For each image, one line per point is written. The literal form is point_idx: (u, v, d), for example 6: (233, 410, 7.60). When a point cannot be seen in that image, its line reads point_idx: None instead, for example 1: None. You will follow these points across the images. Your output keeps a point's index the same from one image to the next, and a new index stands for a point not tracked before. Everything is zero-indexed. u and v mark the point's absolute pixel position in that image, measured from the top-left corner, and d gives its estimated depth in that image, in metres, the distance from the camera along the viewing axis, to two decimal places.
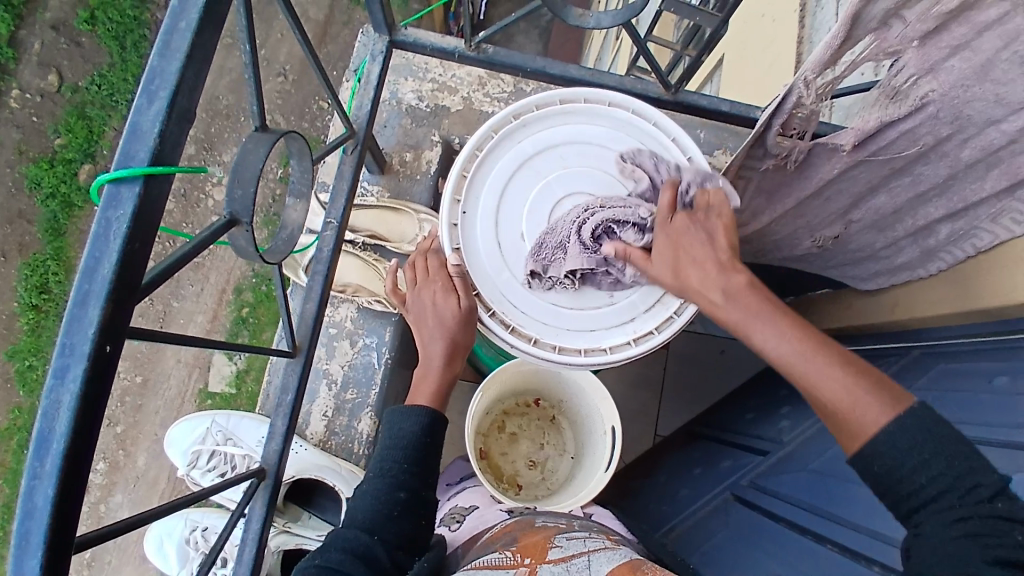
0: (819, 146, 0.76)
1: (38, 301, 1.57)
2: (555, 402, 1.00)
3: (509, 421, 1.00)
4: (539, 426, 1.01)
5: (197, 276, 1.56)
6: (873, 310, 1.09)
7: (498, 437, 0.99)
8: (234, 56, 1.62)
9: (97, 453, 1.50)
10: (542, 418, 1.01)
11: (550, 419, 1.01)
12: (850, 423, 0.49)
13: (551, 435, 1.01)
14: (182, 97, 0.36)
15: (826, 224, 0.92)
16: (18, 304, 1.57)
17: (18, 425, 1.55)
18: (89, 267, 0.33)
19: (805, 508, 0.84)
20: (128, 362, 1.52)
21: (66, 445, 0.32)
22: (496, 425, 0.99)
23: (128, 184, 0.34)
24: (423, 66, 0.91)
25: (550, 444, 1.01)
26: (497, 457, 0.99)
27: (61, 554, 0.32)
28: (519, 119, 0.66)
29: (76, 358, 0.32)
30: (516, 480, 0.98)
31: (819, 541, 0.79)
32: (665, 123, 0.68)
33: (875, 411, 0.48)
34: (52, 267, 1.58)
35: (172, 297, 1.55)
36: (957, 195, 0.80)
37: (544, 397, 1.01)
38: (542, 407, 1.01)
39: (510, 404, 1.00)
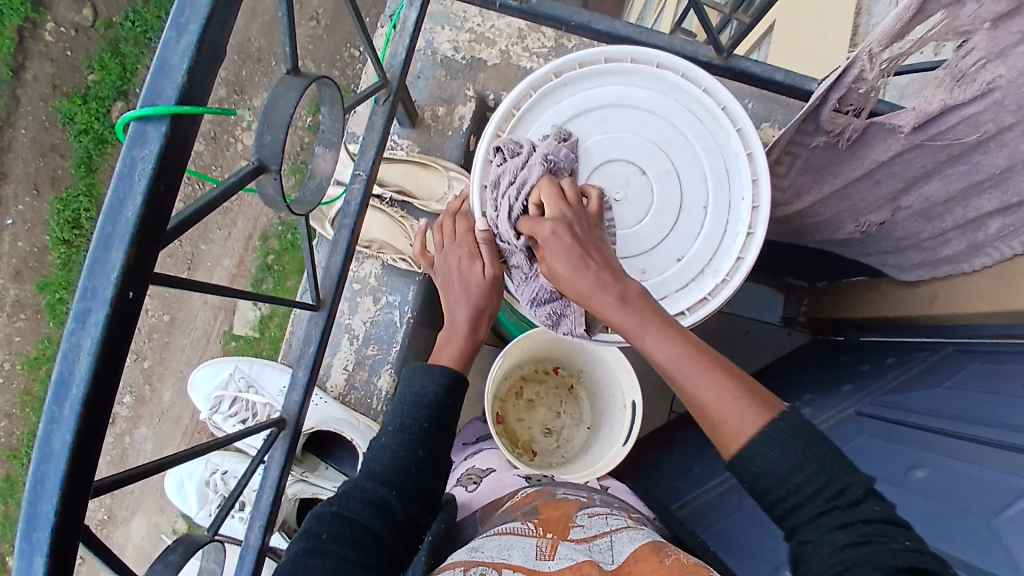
0: (875, 125, 0.72)
1: (69, 236, 1.60)
2: (575, 371, 0.99)
3: (527, 387, 0.99)
4: (556, 394, 1.00)
5: (225, 221, 1.56)
6: (909, 301, 1.05)
7: (516, 402, 0.99)
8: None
9: (125, 386, 1.54)
10: (560, 386, 1.01)
11: (568, 388, 1.00)
12: (726, 427, 0.49)
13: (568, 404, 1.00)
14: (212, 32, 0.34)
15: (873, 209, 0.87)
16: (51, 238, 1.60)
17: (48, 354, 1.60)
18: (114, 208, 0.32)
19: None
20: (156, 300, 1.54)
21: (84, 392, 0.31)
22: (514, 390, 0.98)
23: (156, 123, 0.32)
24: (462, 16, 0.87)
25: (568, 413, 1.00)
26: (513, 423, 0.98)
27: (77, 500, 0.32)
28: (560, 77, 0.63)
29: (98, 302, 0.31)
30: (531, 445, 0.98)
31: None
32: (717, 89, 0.63)
33: (749, 415, 0.49)
34: (84, 203, 1.60)
35: (199, 240, 1.56)
36: (1014, 188, 0.75)
37: (564, 365, 1.00)
38: (561, 375, 1.01)
39: (529, 369, 0.99)
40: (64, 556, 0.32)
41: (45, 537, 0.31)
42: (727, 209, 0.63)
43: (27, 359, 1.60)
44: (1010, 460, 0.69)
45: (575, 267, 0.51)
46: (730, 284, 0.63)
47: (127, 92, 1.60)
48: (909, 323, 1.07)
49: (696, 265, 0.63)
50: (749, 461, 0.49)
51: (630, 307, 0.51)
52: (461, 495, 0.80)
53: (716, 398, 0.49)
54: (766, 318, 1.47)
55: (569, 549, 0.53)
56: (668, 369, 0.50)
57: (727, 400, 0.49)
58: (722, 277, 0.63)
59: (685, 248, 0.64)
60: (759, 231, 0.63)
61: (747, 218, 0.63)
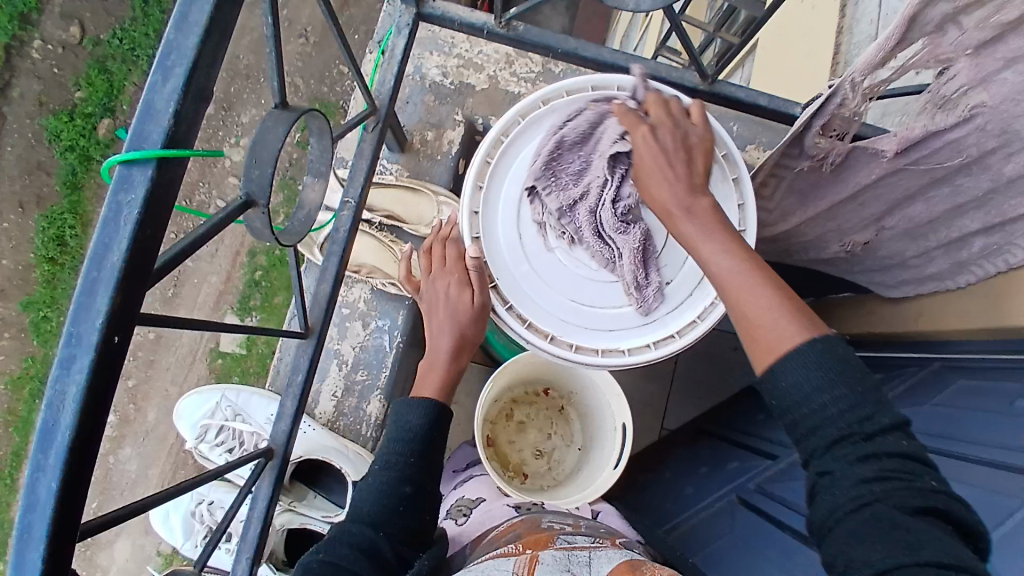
0: (859, 150, 0.73)
1: (54, 254, 1.57)
2: (565, 393, 0.99)
3: (517, 409, 0.99)
4: (547, 415, 1.00)
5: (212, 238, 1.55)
6: (894, 318, 1.06)
7: (506, 425, 0.98)
8: (256, 16, 1.59)
9: None
10: (550, 407, 1.00)
11: (559, 409, 1.00)
12: (765, 335, 0.49)
13: (559, 425, 1.00)
14: (199, 74, 0.34)
15: (858, 229, 0.89)
16: (35, 256, 1.57)
17: (31, 375, 1.57)
18: (98, 254, 0.32)
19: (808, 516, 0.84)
20: None
21: (70, 439, 0.31)
22: (505, 413, 0.98)
23: (142, 167, 0.32)
24: (449, 41, 0.88)
25: (558, 434, 1.00)
26: (504, 445, 0.98)
27: (64, 546, 0.31)
28: (548, 105, 0.63)
29: (82, 348, 0.31)
30: (522, 468, 0.98)
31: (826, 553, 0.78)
32: (702, 115, 0.64)
33: (791, 328, 0.48)
34: (69, 221, 1.58)
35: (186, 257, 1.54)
36: (996, 209, 0.77)
37: (554, 387, 0.99)
38: (552, 398, 1.00)
39: (519, 392, 0.98)
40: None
41: None
42: None
43: (10, 379, 1.57)
44: (1000, 480, 0.69)
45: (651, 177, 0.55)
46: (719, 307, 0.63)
47: (113, 109, 1.60)
48: (894, 339, 1.09)
49: (686, 288, 0.63)
50: (782, 377, 0.48)
51: (697, 217, 0.53)
52: (449, 529, 0.79)
53: (754, 307, 0.50)
54: None
55: (548, 567, 0.53)
56: (723, 279, 0.52)
57: (776, 317, 0.49)
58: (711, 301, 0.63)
59: (675, 271, 0.63)
60: None
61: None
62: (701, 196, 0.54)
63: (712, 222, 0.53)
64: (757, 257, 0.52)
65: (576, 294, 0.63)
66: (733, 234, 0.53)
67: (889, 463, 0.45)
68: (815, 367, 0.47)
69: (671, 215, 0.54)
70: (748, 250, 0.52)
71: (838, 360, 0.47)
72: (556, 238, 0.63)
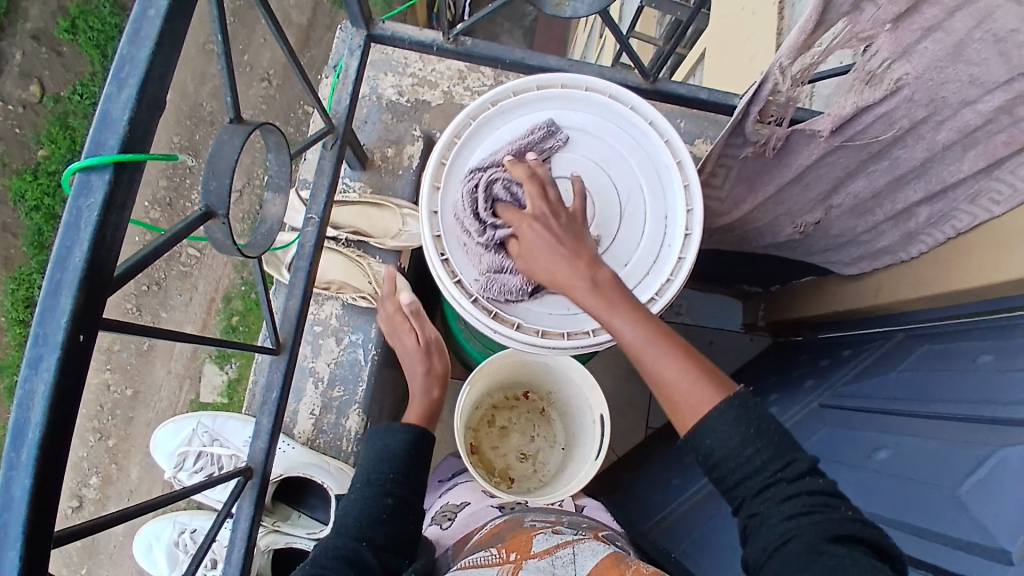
0: (797, 132, 0.77)
1: (25, 315, 1.55)
2: (544, 394, 1.01)
3: (499, 415, 1.00)
4: (528, 418, 1.01)
5: (185, 286, 1.55)
6: (855, 295, 1.10)
7: (488, 431, 0.99)
8: (215, 62, 1.62)
9: (90, 467, 1.49)
10: (531, 410, 1.02)
11: (540, 411, 1.02)
12: (686, 403, 0.53)
13: (541, 426, 1.01)
14: (152, 84, 0.36)
15: (807, 210, 0.93)
16: (5, 319, 1.55)
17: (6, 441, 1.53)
18: (61, 257, 0.33)
19: None
20: (117, 374, 1.52)
21: (43, 434, 0.32)
22: (487, 419, 0.99)
23: (100, 173, 0.34)
24: (403, 61, 0.91)
25: (541, 436, 1.01)
26: (488, 451, 0.99)
27: (40, 545, 0.32)
28: (498, 105, 0.66)
29: (50, 348, 0.32)
30: (508, 473, 0.98)
31: None
32: (643, 107, 0.67)
33: (709, 393, 0.52)
34: (38, 279, 1.56)
35: (160, 308, 1.54)
36: (935, 177, 0.82)
37: (533, 389, 1.01)
38: (531, 400, 1.02)
39: (498, 397, 1.00)
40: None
41: None
42: (664, 220, 0.66)
43: None
44: (955, 431, 0.71)
45: (550, 249, 0.56)
46: (675, 283, 0.65)
47: None
48: (859, 315, 1.12)
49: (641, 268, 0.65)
50: (706, 436, 0.53)
51: (600, 290, 0.55)
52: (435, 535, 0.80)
53: (674, 376, 0.53)
54: (727, 327, 1.52)
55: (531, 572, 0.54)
56: (634, 349, 0.54)
57: (690, 385, 0.53)
58: (666, 278, 0.65)
59: (630, 254, 0.66)
60: (695, 232, 0.65)
61: (683, 222, 0.65)
62: (596, 264, 0.57)
63: (610, 295, 0.55)
64: (659, 321, 0.55)
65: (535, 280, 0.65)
66: (635, 304, 0.56)
67: (809, 499, 0.51)
68: (734, 424, 0.52)
69: (575, 289, 0.55)
70: (649, 313, 0.55)
71: (749, 413, 0.53)
72: None
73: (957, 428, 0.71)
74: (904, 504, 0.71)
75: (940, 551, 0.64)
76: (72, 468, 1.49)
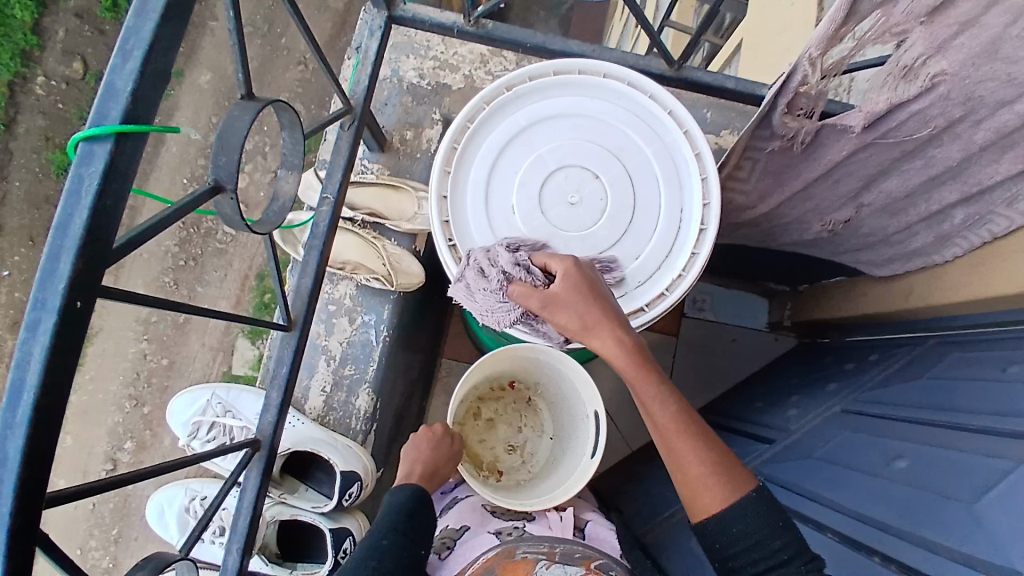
0: (827, 127, 0.74)
1: None
2: (530, 385, 1.00)
3: (484, 407, 1.00)
4: (515, 409, 1.02)
5: (221, 262, 1.59)
6: (885, 298, 1.07)
7: (475, 424, 0.99)
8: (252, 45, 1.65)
9: (125, 431, 1.55)
10: (518, 401, 1.02)
11: (526, 401, 1.02)
12: (709, 490, 0.59)
13: (528, 417, 1.02)
14: (155, 58, 0.37)
15: (836, 207, 0.90)
16: None
17: None
18: (62, 224, 0.34)
19: (806, 494, 0.85)
20: (155, 345, 1.57)
21: (38, 394, 0.33)
22: (472, 413, 0.99)
23: (103, 144, 0.34)
24: (425, 44, 0.90)
25: (529, 426, 1.01)
26: (475, 445, 0.99)
27: (31, 499, 0.34)
28: (512, 91, 0.64)
29: (47, 311, 0.33)
30: (496, 466, 0.98)
31: (817, 528, 0.79)
32: (662, 96, 0.65)
33: (729, 486, 0.59)
34: None
35: (196, 282, 1.58)
36: (971, 178, 0.78)
37: (519, 380, 1.00)
38: (518, 390, 1.01)
39: (484, 390, 0.99)
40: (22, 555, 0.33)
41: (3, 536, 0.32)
42: (679, 214, 0.65)
43: None
44: (976, 441, 0.68)
45: (590, 321, 0.56)
46: (686, 279, 0.64)
47: None
48: (888, 318, 1.09)
49: (653, 262, 0.64)
50: (729, 525, 0.58)
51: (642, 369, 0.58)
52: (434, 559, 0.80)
53: (699, 466, 0.59)
54: (751, 325, 1.49)
55: None
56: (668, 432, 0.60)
57: (713, 475, 0.59)
58: (678, 273, 0.64)
59: (642, 248, 0.64)
60: (711, 226, 0.64)
61: (700, 216, 0.64)
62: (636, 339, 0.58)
63: (648, 377, 0.58)
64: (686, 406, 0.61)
65: None
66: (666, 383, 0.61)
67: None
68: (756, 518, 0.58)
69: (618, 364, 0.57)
70: (677, 399, 0.61)
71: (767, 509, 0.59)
72: (524, 220, 0.64)
73: (977, 439, 0.68)
74: (907, 509, 0.68)
75: (932, 558, 0.61)
76: (109, 432, 1.56)
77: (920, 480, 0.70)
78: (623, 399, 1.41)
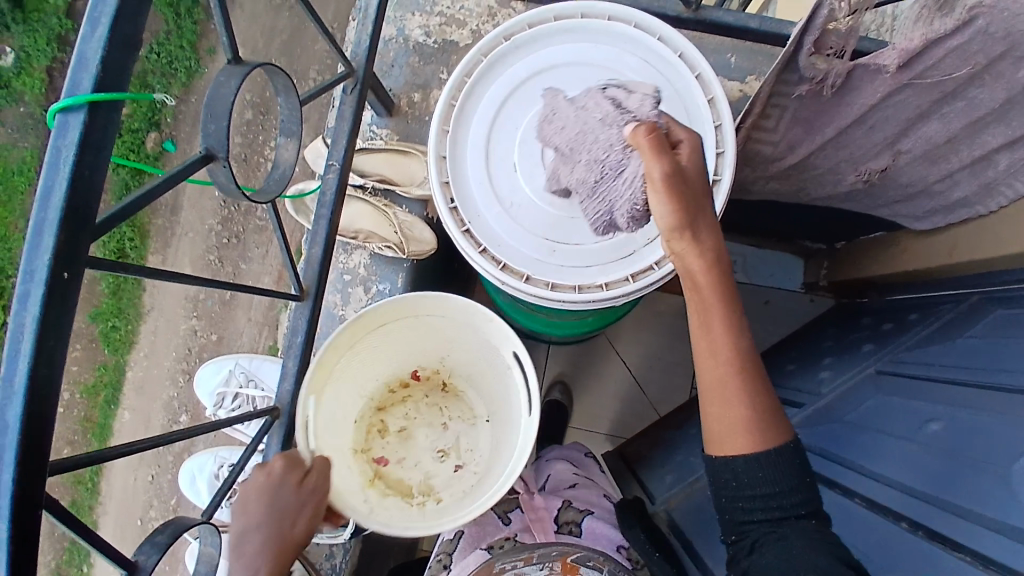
0: (859, 67, 0.68)
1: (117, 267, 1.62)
2: (437, 369, 0.93)
3: (391, 416, 0.92)
4: (432, 402, 0.94)
5: (262, 239, 1.61)
6: (928, 253, 1.01)
7: (385, 438, 0.91)
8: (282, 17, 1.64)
9: (181, 405, 1.62)
10: (434, 390, 0.94)
11: (442, 388, 0.94)
12: (744, 439, 0.56)
13: (452, 404, 0.94)
14: (125, 23, 0.36)
15: (872, 156, 0.84)
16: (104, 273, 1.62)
17: (104, 381, 1.62)
18: (44, 196, 0.34)
19: (837, 461, 0.81)
20: (204, 321, 1.61)
21: (32, 367, 0.33)
22: (377, 428, 0.91)
23: (78, 113, 0.34)
24: (430, 0, 0.87)
25: (455, 416, 0.94)
26: (394, 466, 0.90)
27: (33, 471, 0.34)
28: (511, 40, 0.62)
29: (35, 283, 0.33)
30: (428, 482, 0.89)
31: (848, 495, 0.76)
32: (672, 37, 0.62)
33: (764, 442, 0.55)
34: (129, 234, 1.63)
35: (239, 260, 1.61)
36: (1018, 120, 0.71)
37: (422, 370, 0.92)
38: (426, 381, 0.94)
39: (381, 397, 0.92)
40: (27, 522, 0.34)
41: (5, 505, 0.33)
42: None
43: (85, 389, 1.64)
44: (1013, 401, 0.64)
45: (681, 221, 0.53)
46: None
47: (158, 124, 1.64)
48: (929, 274, 1.02)
49: None
50: (747, 474, 0.56)
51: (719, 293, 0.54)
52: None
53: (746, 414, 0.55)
54: (785, 286, 1.43)
55: None
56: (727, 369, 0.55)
57: (757, 428, 0.55)
58: None
59: None
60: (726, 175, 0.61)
61: (713, 166, 0.61)
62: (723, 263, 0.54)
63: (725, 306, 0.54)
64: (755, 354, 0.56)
65: (548, 230, 0.62)
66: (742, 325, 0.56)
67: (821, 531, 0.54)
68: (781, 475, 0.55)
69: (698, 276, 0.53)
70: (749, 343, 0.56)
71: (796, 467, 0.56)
72: (527, 178, 0.62)
73: (1014, 399, 0.64)
74: (939, 471, 0.64)
75: (972, 532, 0.57)
76: (165, 405, 1.63)
77: (953, 442, 0.66)
78: (652, 363, 1.39)
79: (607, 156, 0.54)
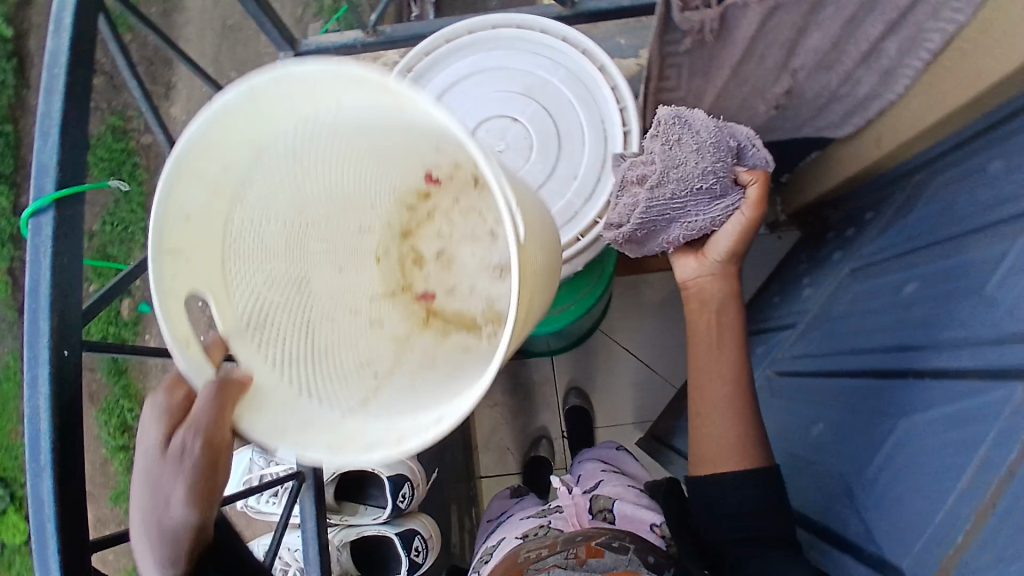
0: (729, 8, 0.76)
1: (123, 441, 1.56)
2: (452, 167, 0.65)
3: (419, 239, 0.70)
4: (460, 191, 0.67)
5: None
6: (860, 154, 1.06)
7: (418, 267, 0.70)
8: None
9: None
10: (463, 184, 0.66)
11: (472, 182, 0.65)
12: (726, 446, 0.72)
13: (480, 199, 0.66)
14: (69, 133, 0.44)
15: (773, 82, 0.91)
16: (108, 450, 1.56)
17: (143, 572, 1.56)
18: (33, 288, 0.42)
19: (829, 353, 0.84)
20: None
21: (55, 431, 0.41)
22: (409, 260, 0.70)
23: (46, 214, 0.42)
24: None
25: (474, 212, 0.67)
26: (439, 301, 0.69)
27: (73, 509, 0.42)
28: (413, 73, 0.69)
29: (42, 365, 0.42)
30: (494, 310, 0.65)
31: (840, 375, 0.79)
32: (550, 27, 0.69)
33: (738, 458, 0.71)
34: (126, 405, 1.56)
35: None
36: (888, 5, 0.78)
37: (436, 166, 0.66)
38: (445, 182, 0.67)
39: (399, 216, 0.69)
40: (73, 551, 0.42)
41: (55, 545, 0.41)
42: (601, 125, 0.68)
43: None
44: (970, 241, 0.68)
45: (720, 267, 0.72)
46: None
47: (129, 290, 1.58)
48: (870, 172, 1.08)
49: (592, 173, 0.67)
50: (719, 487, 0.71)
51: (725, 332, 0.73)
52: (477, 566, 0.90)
53: (731, 426, 0.72)
54: None
55: None
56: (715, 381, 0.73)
57: (738, 442, 0.71)
58: None
59: (576, 166, 0.67)
60: (634, 124, 0.67)
61: (620, 119, 0.67)
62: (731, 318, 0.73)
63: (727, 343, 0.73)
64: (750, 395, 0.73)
65: None
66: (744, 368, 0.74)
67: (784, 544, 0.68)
68: (748, 496, 0.70)
69: (714, 313, 0.73)
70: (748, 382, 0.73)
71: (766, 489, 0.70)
72: None
73: (971, 239, 0.68)
74: (923, 321, 0.67)
75: (964, 352, 0.59)
76: None
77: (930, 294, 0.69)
78: (654, 341, 1.42)
79: (720, 174, 0.61)
